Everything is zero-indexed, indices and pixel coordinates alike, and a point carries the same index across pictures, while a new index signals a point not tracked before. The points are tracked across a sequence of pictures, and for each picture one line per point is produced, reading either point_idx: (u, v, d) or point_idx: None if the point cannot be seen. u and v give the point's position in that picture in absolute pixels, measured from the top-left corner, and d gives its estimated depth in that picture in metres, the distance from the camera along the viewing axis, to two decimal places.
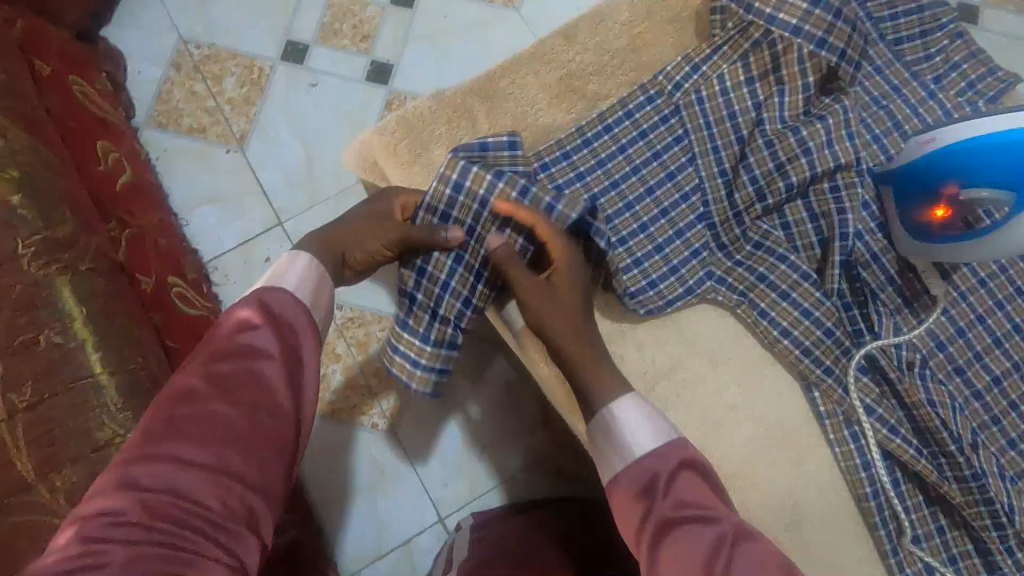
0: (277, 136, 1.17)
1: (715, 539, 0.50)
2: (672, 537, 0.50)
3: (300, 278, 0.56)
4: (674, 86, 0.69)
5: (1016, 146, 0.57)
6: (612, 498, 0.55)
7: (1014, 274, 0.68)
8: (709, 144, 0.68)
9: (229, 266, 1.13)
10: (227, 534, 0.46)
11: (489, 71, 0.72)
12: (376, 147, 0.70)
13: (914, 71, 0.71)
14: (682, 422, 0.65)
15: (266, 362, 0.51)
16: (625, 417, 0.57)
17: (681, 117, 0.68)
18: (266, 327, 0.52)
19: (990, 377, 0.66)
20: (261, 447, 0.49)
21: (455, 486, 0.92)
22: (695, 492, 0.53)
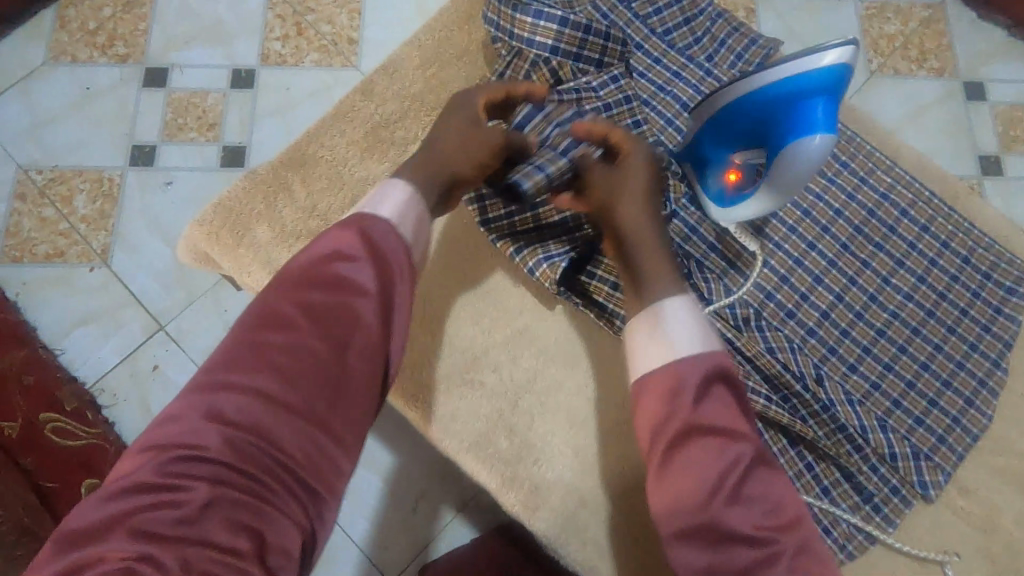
0: (139, 241, 1.13)
1: (724, 462, 0.51)
2: (680, 462, 0.52)
3: (392, 206, 0.58)
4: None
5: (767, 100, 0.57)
6: (637, 394, 0.56)
7: (817, 215, 0.73)
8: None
9: (115, 384, 1.04)
10: (304, 488, 0.49)
11: (297, 141, 0.73)
12: (199, 239, 0.71)
13: (687, 55, 0.77)
14: (551, 429, 0.66)
15: (360, 299, 0.54)
16: (680, 315, 0.56)
17: None
18: (360, 266, 0.55)
19: (819, 312, 0.70)
20: (350, 393, 0.52)
21: (396, 546, 0.91)
22: (727, 408, 0.54)
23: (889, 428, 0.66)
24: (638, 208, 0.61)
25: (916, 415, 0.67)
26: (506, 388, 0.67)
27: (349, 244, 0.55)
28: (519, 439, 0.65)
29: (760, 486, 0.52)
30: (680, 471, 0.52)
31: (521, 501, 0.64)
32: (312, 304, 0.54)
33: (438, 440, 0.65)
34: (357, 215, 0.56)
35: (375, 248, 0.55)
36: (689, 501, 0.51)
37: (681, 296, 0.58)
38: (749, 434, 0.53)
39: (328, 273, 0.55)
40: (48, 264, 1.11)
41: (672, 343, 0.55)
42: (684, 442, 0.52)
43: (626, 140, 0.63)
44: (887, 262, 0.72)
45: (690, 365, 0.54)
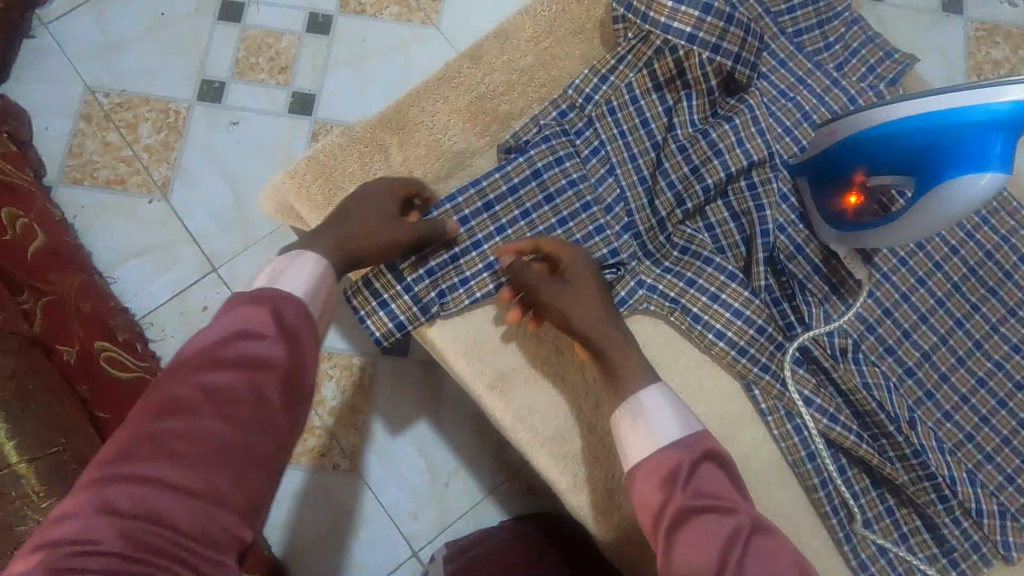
0: (201, 178, 1.12)
1: (728, 534, 0.49)
2: (685, 535, 0.50)
3: (304, 283, 0.54)
4: (585, 99, 0.69)
5: (923, 130, 0.54)
6: (632, 478, 0.55)
7: (931, 250, 0.69)
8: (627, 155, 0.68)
9: (165, 320, 1.07)
10: (212, 566, 0.43)
11: (398, 101, 0.70)
12: (289, 192, 0.68)
13: (815, 61, 0.73)
14: None
15: (267, 376, 0.48)
16: (661, 405, 0.56)
17: (595, 129, 0.68)
18: (251, 345, 0.49)
19: (920, 352, 0.67)
20: (253, 470, 0.46)
21: (426, 517, 0.89)
22: (715, 482, 0.52)
23: (978, 483, 0.64)
24: (586, 310, 0.60)
25: (1006, 472, 0.65)
26: (586, 387, 0.65)
27: (261, 318, 0.50)
28: (594, 441, 0.64)
29: (763, 563, 0.48)
30: (685, 549, 0.49)
31: (590, 504, 0.62)
32: (230, 376, 0.47)
33: (512, 431, 0.64)
34: (269, 294, 0.51)
35: (278, 326, 0.50)
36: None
37: (656, 383, 0.58)
38: (741, 508, 0.51)
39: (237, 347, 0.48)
40: (109, 191, 1.10)
41: (658, 433, 0.54)
42: (679, 516, 0.50)
43: (566, 253, 0.61)
44: (997, 310, 0.69)
45: (675, 450, 0.53)
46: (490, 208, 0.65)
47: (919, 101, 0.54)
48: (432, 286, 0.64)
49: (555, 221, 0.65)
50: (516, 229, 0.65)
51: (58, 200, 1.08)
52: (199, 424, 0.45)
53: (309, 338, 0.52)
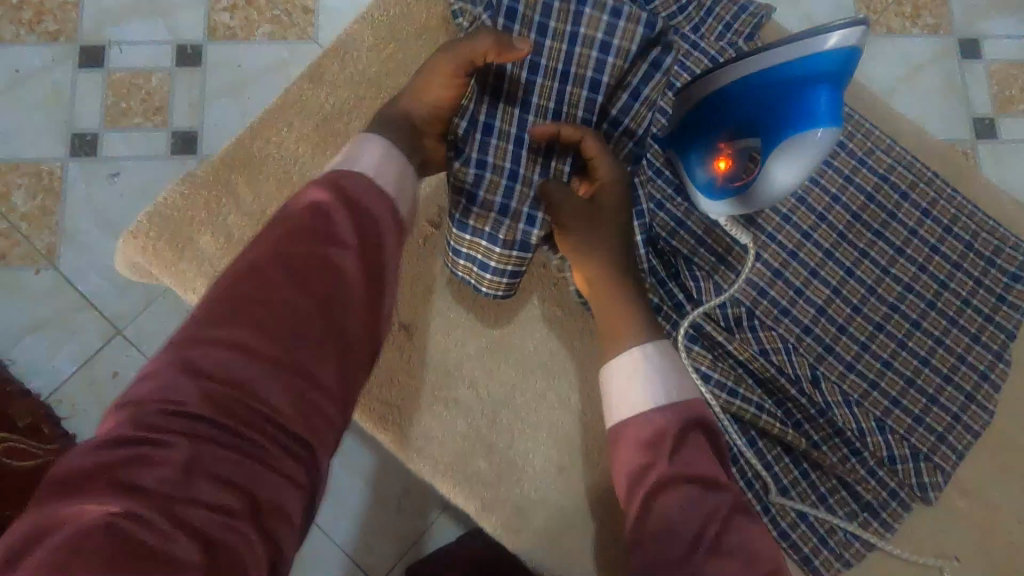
0: (86, 238, 1.06)
1: (706, 510, 0.47)
2: (664, 503, 0.48)
3: (372, 162, 0.50)
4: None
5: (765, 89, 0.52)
6: (616, 440, 0.53)
7: (812, 202, 0.68)
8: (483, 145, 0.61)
9: (74, 394, 1.00)
10: (298, 442, 0.41)
11: (240, 137, 0.66)
12: (133, 253, 0.63)
13: (671, 26, 0.70)
14: (534, 446, 0.61)
15: (341, 249, 0.46)
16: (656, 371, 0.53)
17: None
18: (325, 219, 0.46)
19: (815, 308, 0.66)
20: (333, 345, 0.44)
21: (381, 548, 0.85)
22: (701, 454, 0.50)
23: (887, 430, 0.63)
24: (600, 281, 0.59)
25: (915, 414, 0.64)
26: (482, 403, 0.62)
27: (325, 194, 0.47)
28: (499, 459, 0.61)
29: (739, 538, 0.47)
30: (661, 515, 0.47)
31: (503, 525, 0.60)
32: (302, 246, 0.45)
33: (413, 464, 0.61)
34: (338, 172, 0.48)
35: (346, 199, 0.47)
36: (674, 546, 0.46)
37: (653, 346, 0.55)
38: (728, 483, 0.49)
39: (308, 217, 0.46)
40: None
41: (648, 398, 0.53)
42: (667, 481, 0.48)
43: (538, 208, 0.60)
44: (886, 251, 0.68)
45: (667, 418, 0.51)
46: None
47: (750, 64, 0.52)
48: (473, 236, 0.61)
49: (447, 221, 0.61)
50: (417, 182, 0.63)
51: None
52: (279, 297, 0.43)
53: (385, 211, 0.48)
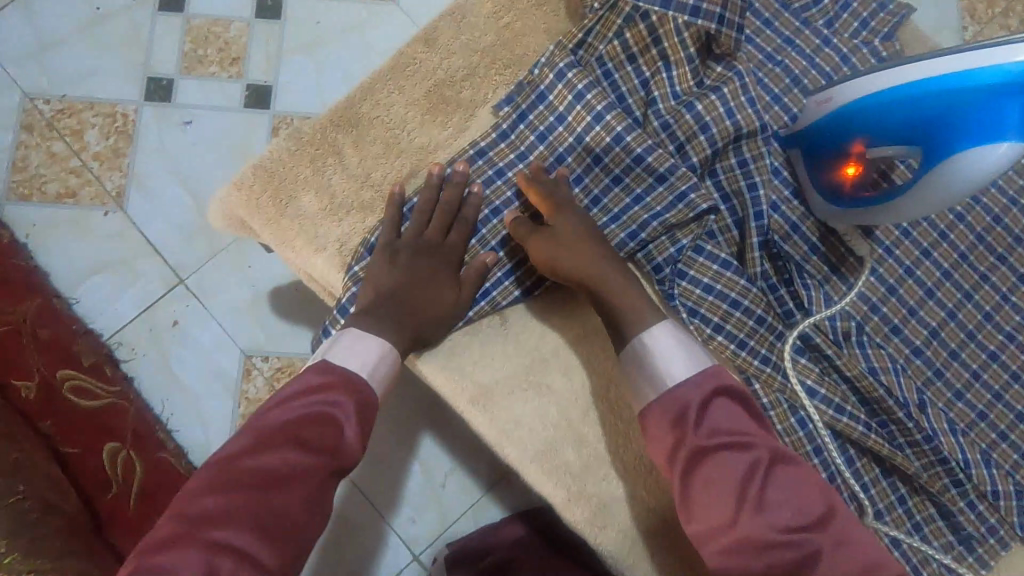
0: (157, 184, 1.05)
1: (748, 466, 0.49)
2: (703, 471, 0.49)
3: (375, 372, 0.55)
4: (578, 95, 0.60)
5: (937, 96, 0.48)
6: (643, 422, 0.54)
7: (935, 219, 0.65)
8: (611, 139, 0.60)
9: (133, 339, 0.99)
10: None
11: (349, 96, 0.64)
12: (237, 205, 0.62)
13: (803, 18, 0.67)
14: (625, 442, 0.60)
15: (343, 458, 0.50)
16: (674, 346, 0.54)
17: (549, 102, 0.61)
18: (319, 441, 0.50)
19: (927, 330, 0.63)
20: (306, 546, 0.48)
21: (424, 521, 0.87)
22: (728, 416, 0.51)
23: (993, 463, 0.60)
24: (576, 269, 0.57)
25: (1022, 450, 0.61)
26: (576, 394, 0.61)
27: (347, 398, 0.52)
28: (588, 452, 0.60)
29: (783, 490, 0.49)
30: (703, 484, 0.49)
31: (589, 520, 0.58)
32: (315, 441, 0.49)
33: (500, 447, 0.60)
34: (351, 374, 0.53)
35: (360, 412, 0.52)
36: (721, 511, 0.48)
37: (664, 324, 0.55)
38: (762, 439, 0.50)
39: (326, 417, 0.51)
40: (59, 206, 1.03)
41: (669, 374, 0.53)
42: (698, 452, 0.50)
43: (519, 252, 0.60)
44: (1008, 278, 0.64)
45: (690, 394, 0.52)
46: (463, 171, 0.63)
47: (940, 64, 0.48)
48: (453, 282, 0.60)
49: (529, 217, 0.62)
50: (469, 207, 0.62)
51: (5, 220, 1.01)
52: (277, 501, 0.47)
53: (370, 430, 0.53)
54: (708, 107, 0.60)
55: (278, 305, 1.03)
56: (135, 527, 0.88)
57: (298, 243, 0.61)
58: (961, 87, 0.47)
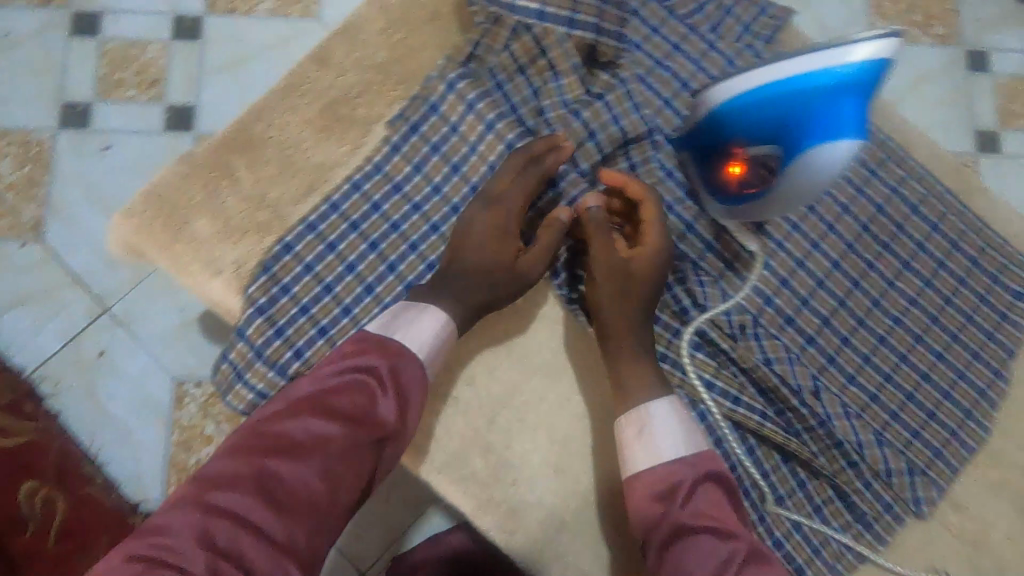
0: (74, 213, 1.04)
1: (723, 552, 0.49)
2: (677, 550, 0.50)
3: (424, 343, 0.55)
4: (468, 106, 0.62)
5: (783, 99, 0.51)
6: (631, 490, 0.54)
7: (822, 211, 0.67)
8: (503, 147, 0.62)
9: (59, 371, 0.99)
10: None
11: (242, 118, 0.63)
12: (128, 233, 0.61)
13: (689, 24, 0.69)
14: (532, 447, 0.61)
15: (365, 435, 0.52)
16: (678, 425, 0.55)
17: (441, 114, 0.62)
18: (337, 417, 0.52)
19: (820, 319, 0.65)
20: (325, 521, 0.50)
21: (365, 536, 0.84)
22: (708, 503, 0.52)
23: (886, 443, 0.63)
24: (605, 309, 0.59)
25: (913, 428, 0.64)
26: (482, 403, 0.61)
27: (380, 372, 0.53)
28: (497, 458, 0.60)
29: None
30: (675, 569, 0.50)
31: (499, 525, 0.59)
32: (342, 415, 0.52)
33: (409, 460, 0.60)
34: (395, 347, 0.54)
35: (393, 388, 0.53)
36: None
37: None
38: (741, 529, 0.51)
39: (355, 394, 0.53)
40: None
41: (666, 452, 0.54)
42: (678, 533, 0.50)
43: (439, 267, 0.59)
44: (893, 264, 0.67)
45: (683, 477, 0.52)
46: (361, 188, 0.62)
47: (791, 65, 0.50)
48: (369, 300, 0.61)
49: (428, 229, 0.62)
50: (368, 223, 0.61)
51: None
52: (296, 472, 0.49)
53: (409, 407, 0.54)
54: (594, 115, 0.62)
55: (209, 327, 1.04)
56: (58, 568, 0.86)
57: (192, 267, 0.60)
58: (808, 87, 0.50)
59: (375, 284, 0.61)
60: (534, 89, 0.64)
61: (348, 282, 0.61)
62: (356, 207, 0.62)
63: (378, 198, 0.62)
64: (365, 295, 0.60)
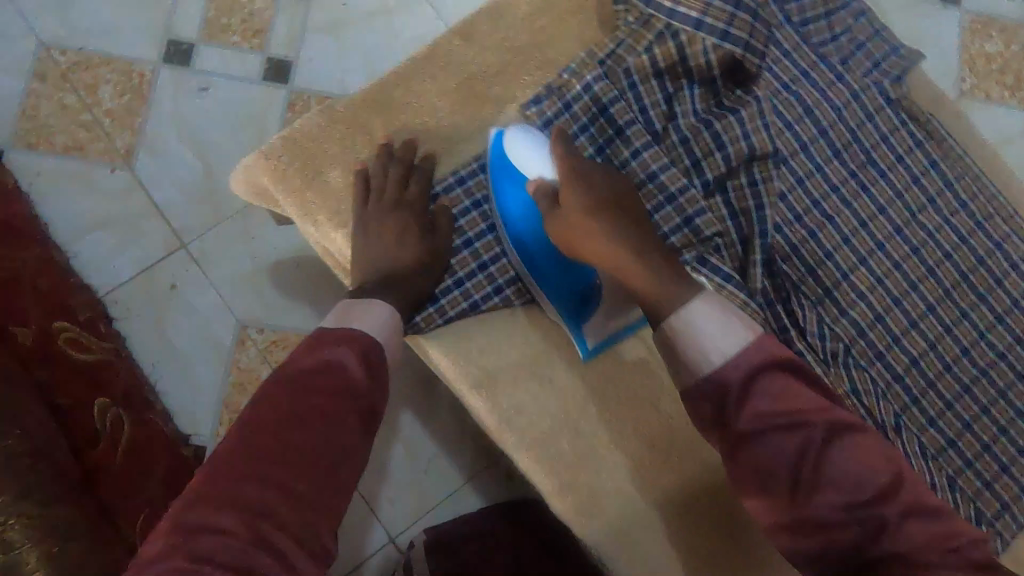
0: (165, 147, 1.12)
1: (797, 446, 0.51)
2: (749, 448, 0.51)
3: (377, 320, 0.58)
4: (601, 108, 0.65)
5: None
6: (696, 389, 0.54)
7: (926, 255, 0.69)
8: (627, 154, 0.64)
9: (130, 297, 1.07)
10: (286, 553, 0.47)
11: (382, 79, 0.66)
12: (261, 172, 0.64)
13: (821, 53, 0.70)
14: (617, 439, 0.63)
15: (349, 391, 0.54)
16: (714, 322, 0.54)
17: (573, 113, 0.65)
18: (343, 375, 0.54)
19: (909, 358, 0.67)
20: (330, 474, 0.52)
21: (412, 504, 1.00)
22: (782, 396, 0.52)
23: (958, 489, 0.64)
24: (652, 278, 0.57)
25: (984, 478, 0.65)
26: (575, 387, 0.64)
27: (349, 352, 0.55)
28: (583, 445, 0.62)
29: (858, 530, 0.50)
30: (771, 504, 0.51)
31: (576, 509, 0.61)
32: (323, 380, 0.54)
33: (499, 434, 0.62)
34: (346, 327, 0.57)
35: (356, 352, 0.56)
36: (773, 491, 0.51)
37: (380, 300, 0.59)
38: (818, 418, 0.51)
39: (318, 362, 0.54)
40: (67, 157, 1.10)
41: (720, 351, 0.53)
42: (738, 441, 0.52)
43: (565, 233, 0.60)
44: (987, 317, 0.68)
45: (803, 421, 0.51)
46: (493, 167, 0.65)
47: None
48: (484, 278, 0.64)
49: None
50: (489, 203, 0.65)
51: (11, 165, 1.08)
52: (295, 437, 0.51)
53: (379, 363, 0.57)
54: (727, 127, 0.63)
55: (280, 278, 1.10)
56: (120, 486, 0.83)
57: (321, 214, 0.63)
58: None
59: (489, 263, 0.64)
60: (667, 93, 0.65)
61: (463, 257, 0.64)
62: (480, 186, 0.65)
63: None
64: (479, 274, 0.64)
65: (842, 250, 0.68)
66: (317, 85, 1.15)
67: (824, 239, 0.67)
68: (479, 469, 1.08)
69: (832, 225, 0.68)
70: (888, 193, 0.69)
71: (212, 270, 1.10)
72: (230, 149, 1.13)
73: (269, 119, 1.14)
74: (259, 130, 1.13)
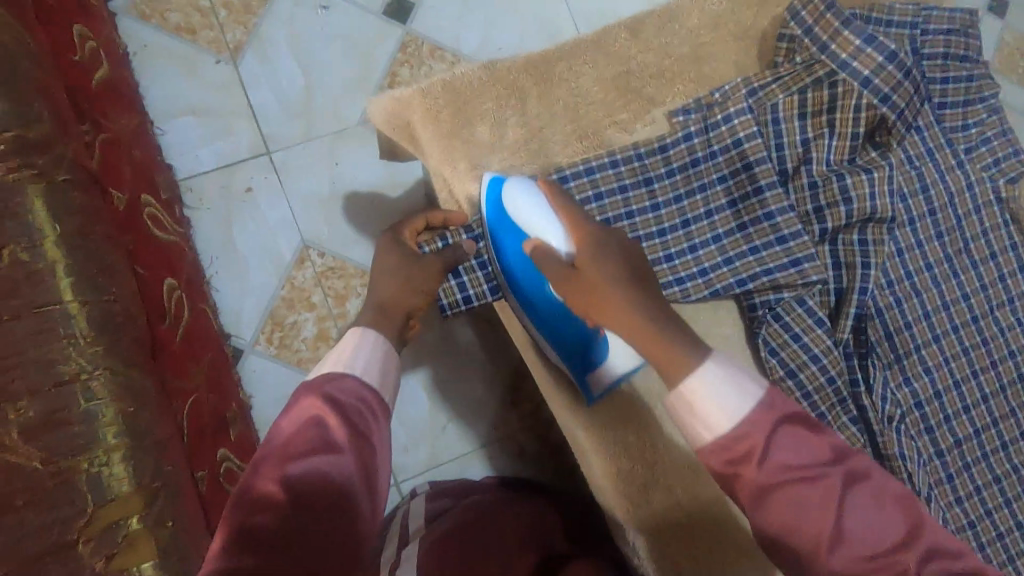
0: (275, 54, 1.13)
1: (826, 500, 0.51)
2: (772, 503, 0.51)
3: (364, 358, 0.61)
4: (736, 141, 0.67)
5: None
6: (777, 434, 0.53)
7: (992, 348, 0.72)
8: (751, 189, 0.67)
9: (205, 189, 1.08)
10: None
11: (547, 52, 0.72)
12: (416, 109, 0.69)
13: (949, 138, 0.73)
14: (660, 438, 0.74)
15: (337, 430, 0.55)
16: (721, 377, 0.54)
17: (708, 137, 0.68)
18: (335, 422, 0.56)
19: (953, 438, 0.71)
20: (329, 508, 0.52)
21: (416, 455, 1.10)
22: (799, 449, 0.52)
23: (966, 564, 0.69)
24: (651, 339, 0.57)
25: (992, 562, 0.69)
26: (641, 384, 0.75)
27: (337, 394, 0.57)
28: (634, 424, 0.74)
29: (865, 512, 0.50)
30: (783, 520, 0.51)
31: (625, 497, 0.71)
32: (314, 425, 0.55)
33: None
34: (332, 372, 0.59)
35: (341, 396, 0.58)
36: (799, 543, 0.51)
37: (373, 330, 0.63)
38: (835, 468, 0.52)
39: (311, 412, 0.56)
40: (177, 37, 1.10)
41: (724, 415, 0.53)
42: (757, 491, 0.52)
43: (592, 269, 0.60)
44: None
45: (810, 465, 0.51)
46: (642, 161, 0.68)
47: None
48: None
49: (679, 222, 0.68)
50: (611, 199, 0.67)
51: (120, 31, 1.07)
52: (291, 480, 0.52)
53: (365, 396, 0.59)
54: (856, 185, 0.67)
55: (351, 210, 1.12)
56: (179, 362, 0.83)
57: (461, 163, 0.69)
58: None
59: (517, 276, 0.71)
60: (810, 139, 0.68)
61: (475, 275, 0.72)
62: (606, 180, 0.67)
63: (629, 184, 0.68)
64: None
65: (920, 324, 0.71)
66: (433, 31, 1.17)
67: (907, 309, 0.71)
68: (493, 439, 1.12)
69: (917, 298, 0.71)
70: (975, 284, 0.73)
71: (290, 183, 1.11)
72: (337, 73, 1.14)
73: (378, 53, 1.15)
74: (367, 62, 1.15)
